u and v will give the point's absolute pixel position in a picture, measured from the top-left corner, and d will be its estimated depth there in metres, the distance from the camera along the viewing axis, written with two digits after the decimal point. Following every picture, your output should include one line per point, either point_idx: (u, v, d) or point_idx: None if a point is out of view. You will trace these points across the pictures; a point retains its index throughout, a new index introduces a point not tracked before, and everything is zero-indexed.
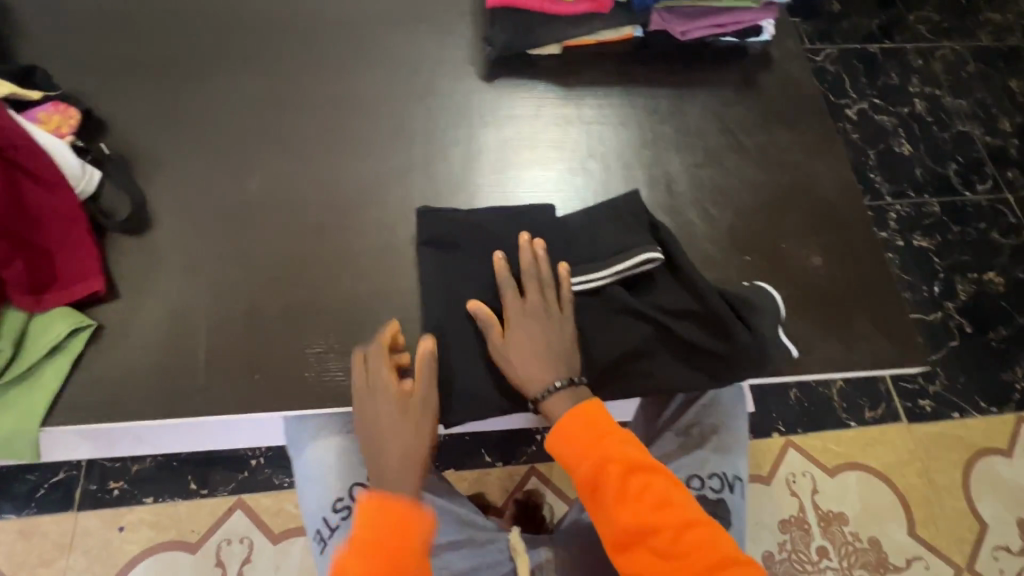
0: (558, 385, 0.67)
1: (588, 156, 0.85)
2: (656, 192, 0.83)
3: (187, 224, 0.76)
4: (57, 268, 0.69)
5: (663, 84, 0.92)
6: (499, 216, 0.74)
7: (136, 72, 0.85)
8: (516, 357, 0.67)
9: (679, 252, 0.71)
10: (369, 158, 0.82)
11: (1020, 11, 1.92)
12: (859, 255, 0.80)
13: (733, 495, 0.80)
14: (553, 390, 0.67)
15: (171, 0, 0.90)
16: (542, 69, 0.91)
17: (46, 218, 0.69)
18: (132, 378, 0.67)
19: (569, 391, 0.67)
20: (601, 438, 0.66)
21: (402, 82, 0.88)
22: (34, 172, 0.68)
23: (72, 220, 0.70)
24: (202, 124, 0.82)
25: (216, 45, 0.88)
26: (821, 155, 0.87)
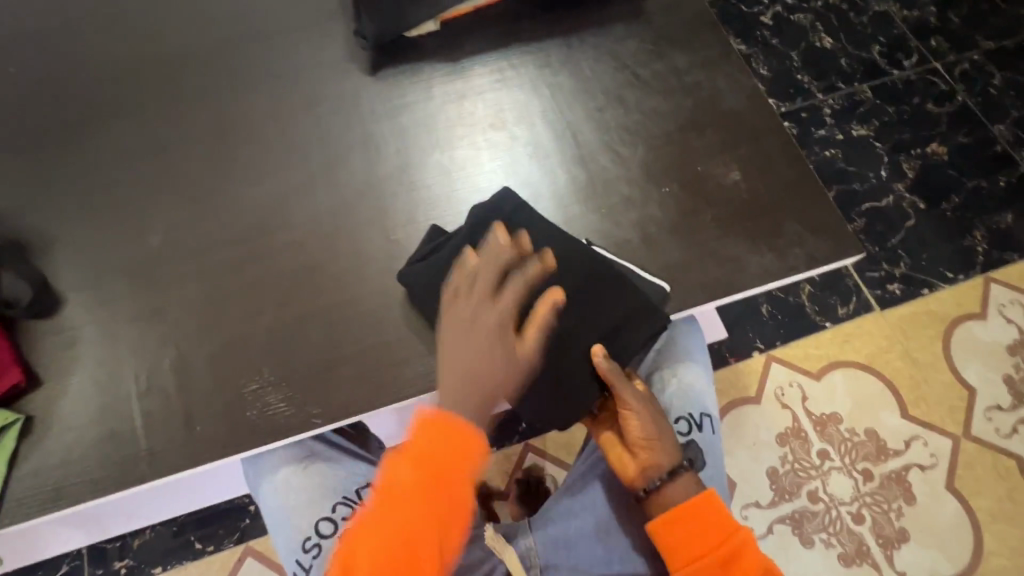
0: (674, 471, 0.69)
1: (489, 127, 0.83)
2: (564, 146, 0.81)
3: (96, 293, 0.73)
4: None
5: (550, 35, 0.89)
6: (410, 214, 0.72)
7: (10, 151, 0.82)
8: (645, 457, 0.70)
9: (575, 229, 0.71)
10: (268, 181, 0.79)
11: None
12: (777, 159, 0.79)
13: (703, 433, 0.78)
14: (669, 477, 0.69)
15: (29, 68, 0.86)
16: (425, 49, 0.88)
17: None
18: (75, 460, 0.66)
19: (687, 477, 0.69)
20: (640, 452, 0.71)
21: (285, 96, 0.85)
22: None
23: None
24: (88, 188, 0.79)
25: (86, 103, 0.84)
26: (721, 69, 0.86)
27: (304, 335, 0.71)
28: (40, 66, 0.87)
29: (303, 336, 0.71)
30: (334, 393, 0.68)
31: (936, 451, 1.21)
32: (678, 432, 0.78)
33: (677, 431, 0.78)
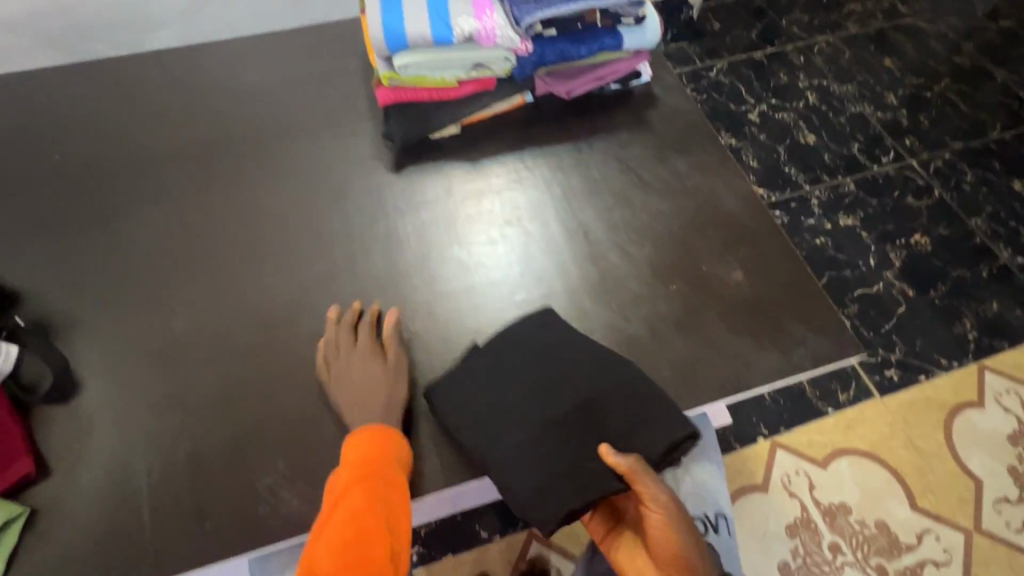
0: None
1: (504, 223, 0.88)
2: (576, 243, 0.86)
3: (115, 379, 0.74)
4: None
5: (562, 140, 0.97)
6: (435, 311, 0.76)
7: (46, 235, 0.85)
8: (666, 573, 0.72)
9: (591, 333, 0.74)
10: (292, 271, 0.83)
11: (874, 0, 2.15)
12: (777, 261, 0.84)
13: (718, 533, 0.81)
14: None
15: (72, 158, 0.92)
16: (447, 149, 0.95)
17: None
18: (76, 558, 0.64)
19: None
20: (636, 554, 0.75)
21: (314, 189, 0.90)
22: None
23: None
24: (118, 273, 0.82)
25: (123, 192, 0.89)
26: (720, 174, 0.93)
27: (321, 427, 0.71)
28: (83, 156, 0.92)
29: (320, 428, 0.71)
30: None
31: (948, 546, 1.18)
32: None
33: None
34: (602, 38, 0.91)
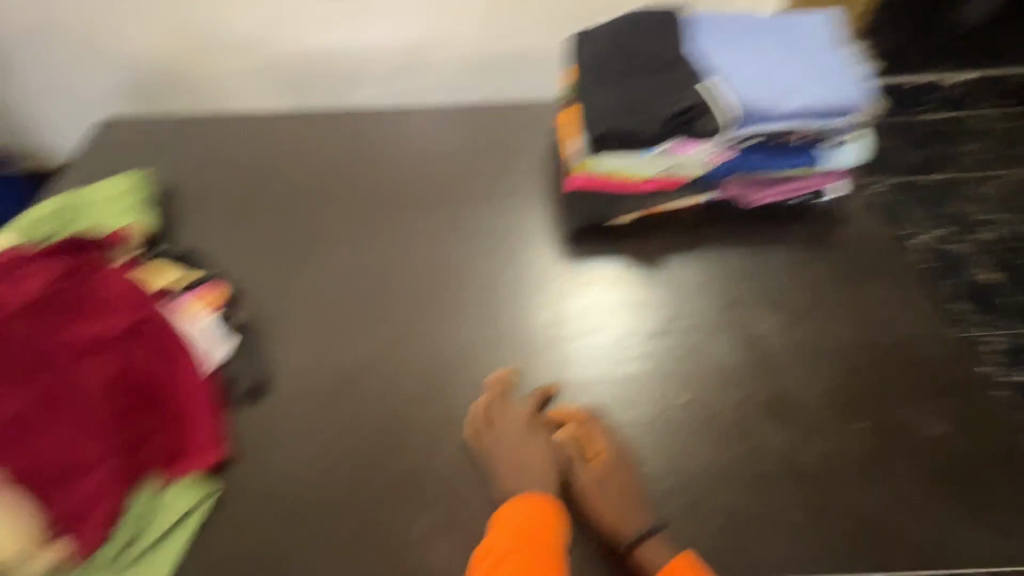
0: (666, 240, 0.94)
1: (673, 316, 0.87)
2: (749, 352, 0.83)
3: (302, 393, 0.82)
4: (178, 441, 0.74)
5: (739, 243, 0.96)
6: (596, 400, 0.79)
7: (265, 252, 0.98)
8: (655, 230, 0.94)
9: (757, 460, 0.74)
10: (463, 324, 0.88)
11: None
12: (981, 418, 0.77)
13: None
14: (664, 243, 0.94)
15: (296, 189, 1.07)
16: (622, 235, 0.98)
17: (171, 391, 0.75)
18: (252, 553, 0.71)
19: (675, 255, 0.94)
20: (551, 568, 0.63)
21: (493, 252, 0.97)
22: (168, 348, 0.76)
23: (193, 392, 0.76)
24: (316, 297, 0.92)
25: (331, 226, 1.01)
26: (918, 310, 0.87)
27: (475, 486, 0.73)
28: (305, 188, 1.07)
29: (475, 487, 0.73)
30: None
31: None
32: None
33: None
34: (796, 156, 0.92)
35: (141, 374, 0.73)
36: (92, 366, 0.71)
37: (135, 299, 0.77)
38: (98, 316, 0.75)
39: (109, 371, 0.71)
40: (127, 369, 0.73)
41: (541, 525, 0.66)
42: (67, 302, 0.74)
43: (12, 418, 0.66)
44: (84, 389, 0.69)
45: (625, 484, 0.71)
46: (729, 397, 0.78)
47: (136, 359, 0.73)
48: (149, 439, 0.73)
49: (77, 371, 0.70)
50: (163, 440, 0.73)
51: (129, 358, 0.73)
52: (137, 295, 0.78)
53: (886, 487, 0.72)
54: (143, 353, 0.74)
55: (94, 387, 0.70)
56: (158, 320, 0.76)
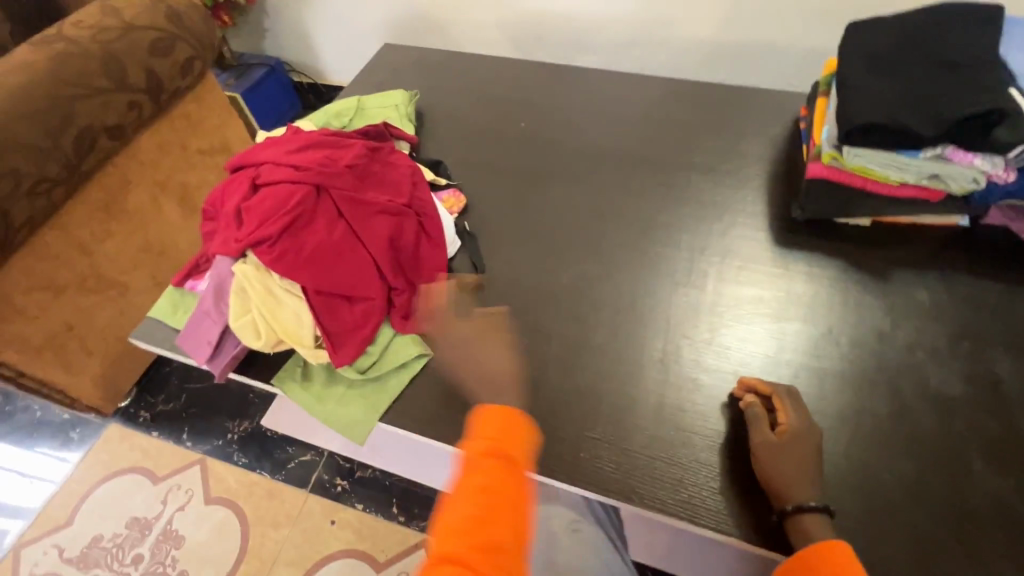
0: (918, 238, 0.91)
1: (893, 331, 0.82)
2: (979, 389, 0.75)
3: (509, 296, 0.93)
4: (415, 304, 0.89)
5: (993, 276, 0.85)
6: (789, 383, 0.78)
7: (495, 172, 1.11)
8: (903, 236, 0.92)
9: (968, 497, 0.68)
10: (664, 278, 0.92)
11: None
12: None
13: None
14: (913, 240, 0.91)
15: (529, 126, 1.18)
16: (848, 237, 0.93)
17: (421, 264, 0.91)
18: (446, 407, 0.82)
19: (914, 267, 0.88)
20: (524, 481, 0.55)
21: (704, 222, 0.99)
22: (427, 230, 0.92)
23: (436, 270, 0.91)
24: (533, 221, 1.02)
25: (554, 164, 1.10)
26: None
27: (651, 420, 0.78)
28: (538, 126, 1.17)
29: (651, 420, 0.78)
30: (657, 484, 0.73)
31: None
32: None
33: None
34: None
35: (401, 240, 0.88)
36: (372, 223, 0.87)
37: (405, 183, 0.93)
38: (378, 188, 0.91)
39: (382, 231, 0.87)
40: (394, 233, 0.88)
41: (513, 438, 0.57)
42: (359, 172, 0.92)
43: (315, 246, 0.84)
44: (365, 239, 0.86)
45: (804, 458, 0.66)
46: (944, 426, 0.73)
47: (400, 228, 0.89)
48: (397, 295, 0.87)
49: (361, 224, 0.86)
50: (406, 300, 0.88)
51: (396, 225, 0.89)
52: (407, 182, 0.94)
53: None
54: (405, 225, 0.90)
55: (372, 239, 0.86)
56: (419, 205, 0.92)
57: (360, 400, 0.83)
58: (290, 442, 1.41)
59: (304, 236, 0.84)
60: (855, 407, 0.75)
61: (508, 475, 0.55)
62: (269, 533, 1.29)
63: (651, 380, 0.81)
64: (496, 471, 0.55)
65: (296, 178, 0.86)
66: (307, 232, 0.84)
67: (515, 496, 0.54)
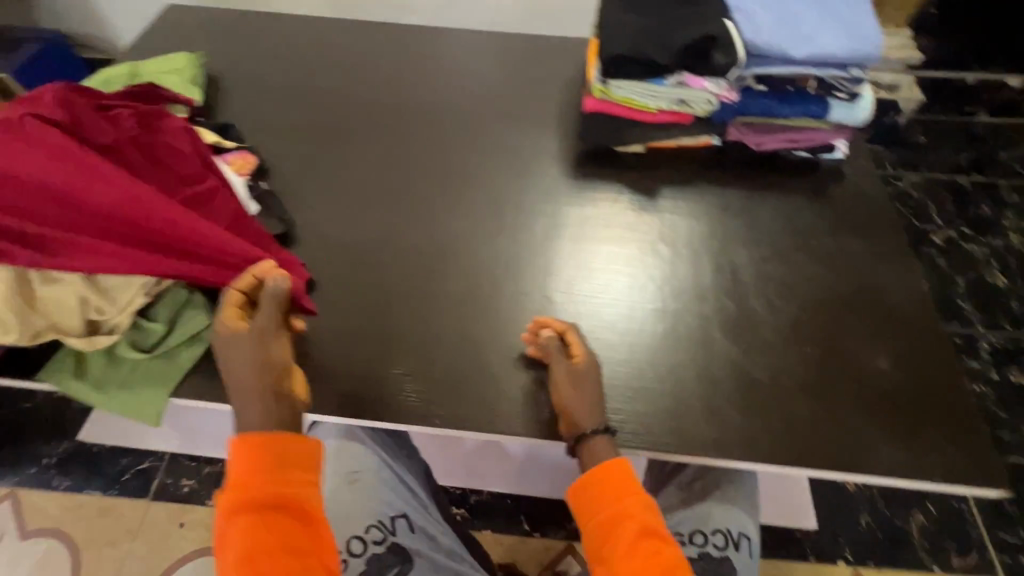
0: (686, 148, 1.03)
1: (659, 241, 0.94)
2: (722, 278, 0.90)
3: (314, 253, 0.92)
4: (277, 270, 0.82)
5: (736, 184, 1.00)
6: (574, 298, 0.88)
7: (296, 132, 1.06)
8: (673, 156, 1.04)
9: (710, 366, 0.81)
10: (467, 218, 0.96)
11: None
12: (929, 364, 0.82)
13: (739, 553, 0.84)
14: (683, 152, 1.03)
15: (331, 83, 1.14)
16: (627, 163, 1.04)
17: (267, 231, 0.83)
18: None
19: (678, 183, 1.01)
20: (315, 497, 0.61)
21: (504, 162, 1.04)
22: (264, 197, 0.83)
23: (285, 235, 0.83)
24: (336, 177, 1.01)
25: (358, 120, 1.08)
26: (890, 265, 0.91)
27: (453, 347, 0.82)
28: (340, 83, 1.14)
29: (453, 348, 0.82)
30: (458, 404, 0.78)
31: None
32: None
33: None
34: (810, 104, 0.94)
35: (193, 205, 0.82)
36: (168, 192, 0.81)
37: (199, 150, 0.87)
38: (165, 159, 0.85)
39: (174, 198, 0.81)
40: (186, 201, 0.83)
41: (258, 467, 0.59)
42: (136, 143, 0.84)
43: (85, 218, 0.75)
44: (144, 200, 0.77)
45: (586, 394, 0.73)
46: (693, 313, 0.86)
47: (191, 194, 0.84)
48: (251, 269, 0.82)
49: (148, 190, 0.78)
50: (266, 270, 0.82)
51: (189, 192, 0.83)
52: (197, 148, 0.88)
53: (824, 406, 0.78)
54: (198, 189, 0.84)
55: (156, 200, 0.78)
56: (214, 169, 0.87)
57: (150, 378, 0.79)
58: (124, 453, 1.26)
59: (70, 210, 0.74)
60: (626, 310, 0.87)
61: (310, 509, 0.60)
62: (104, 552, 1.16)
63: (454, 313, 0.86)
64: (245, 519, 0.57)
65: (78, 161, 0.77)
66: (72, 209, 0.75)
67: (307, 518, 0.60)
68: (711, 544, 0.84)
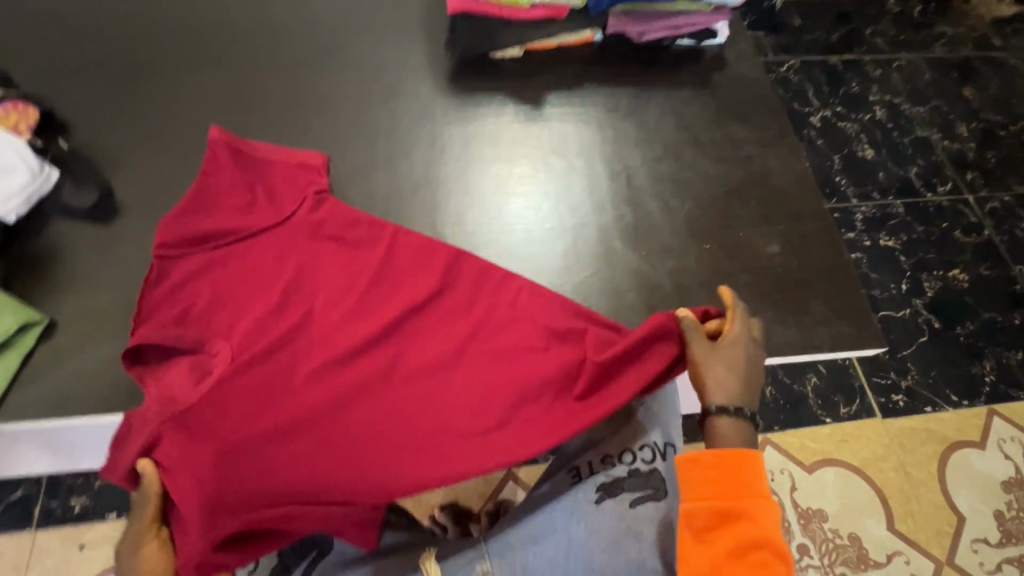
0: (561, 47, 0.95)
1: (550, 153, 0.87)
2: (617, 185, 0.86)
3: (149, 220, 0.76)
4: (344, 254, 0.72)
5: (622, 82, 0.94)
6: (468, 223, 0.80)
7: (96, 72, 0.85)
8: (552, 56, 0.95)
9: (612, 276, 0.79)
10: (332, 155, 0.84)
11: (987, 9, 1.82)
12: (813, 242, 0.84)
13: (668, 465, 0.70)
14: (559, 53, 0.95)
15: (129, 4, 0.90)
16: (506, 70, 0.93)
17: (324, 219, 0.73)
18: (85, 373, 0.67)
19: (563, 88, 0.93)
20: None
21: (366, 84, 0.90)
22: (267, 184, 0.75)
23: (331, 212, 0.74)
24: (162, 125, 0.82)
25: (177, 49, 0.88)
26: (776, 149, 0.91)
27: None
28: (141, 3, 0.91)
29: None
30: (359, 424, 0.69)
31: (917, 571, 1.14)
32: (638, 459, 0.70)
33: (639, 458, 0.70)
34: None
35: (419, 287, 0.70)
36: (379, 273, 0.70)
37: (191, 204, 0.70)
38: (178, 263, 0.69)
39: (458, 298, 0.70)
40: (373, 284, 0.70)
41: None
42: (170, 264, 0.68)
43: (465, 376, 0.66)
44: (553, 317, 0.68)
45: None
46: (591, 227, 0.82)
47: (393, 278, 0.71)
48: (323, 256, 0.71)
49: (318, 281, 0.69)
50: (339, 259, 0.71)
51: (380, 281, 0.70)
52: (217, 193, 0.72)
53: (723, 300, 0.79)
54: (425, 260, 0.72)
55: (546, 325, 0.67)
56: (308, 217, 0.73)
57: None
58: None
59: (433, 374, 0.66)
60: (522, 233, 0.81)
61: None
62: None
63: None
64: None
65: (253, 212, 0.72)
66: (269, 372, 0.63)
67: None
68: (638, 461, 0.70)
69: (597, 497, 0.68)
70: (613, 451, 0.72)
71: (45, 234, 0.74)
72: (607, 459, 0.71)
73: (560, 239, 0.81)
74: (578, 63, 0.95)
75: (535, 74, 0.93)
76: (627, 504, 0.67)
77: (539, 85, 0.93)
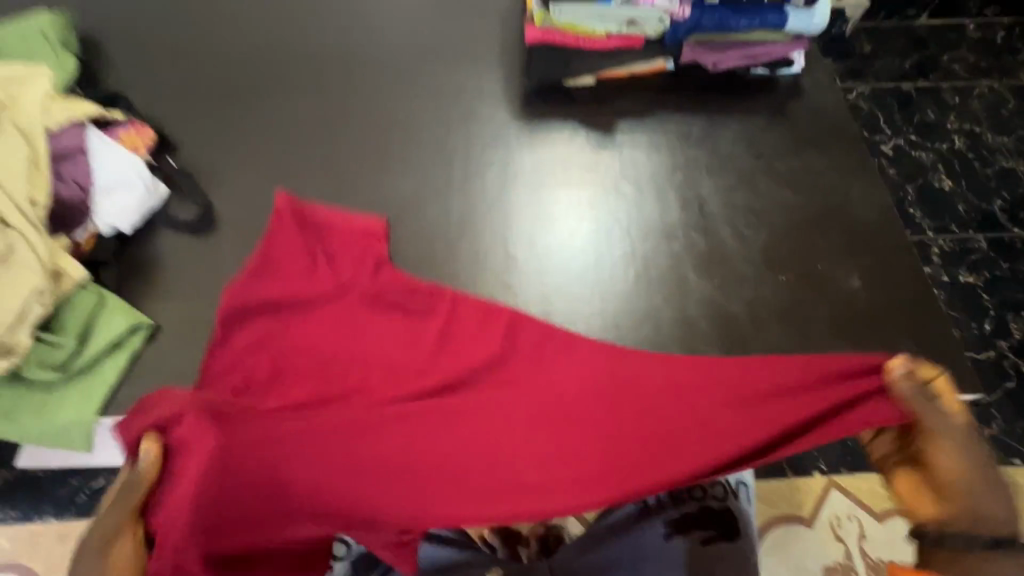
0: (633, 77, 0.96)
1: (620, 180, 0.88)
2: (689, 213, 0.85)
3: (244, 234, 0.81)
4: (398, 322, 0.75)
5: (694, 111, 0.94)
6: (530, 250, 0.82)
7: (203, 97, 0.92)
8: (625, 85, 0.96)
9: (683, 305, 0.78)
10: (410, 177, 0.87)
11: None
12: (897, 277, 0.81)
13: (739, 503, 0.69)
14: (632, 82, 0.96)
15: (233, 35, 0.98)
16: (578, 98, 0.95)
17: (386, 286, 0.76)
18: (183, 375, 0.72)
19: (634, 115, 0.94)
20: None
21: (443, 110, 0.93)
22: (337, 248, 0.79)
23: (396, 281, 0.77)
24: (257, 146, 0.89)
25: (274, 75, 0.95)
26: (855, 180, 0.89)
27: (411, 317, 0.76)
28: (243, 34, 0.99)
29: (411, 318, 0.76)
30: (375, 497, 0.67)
31: None
32: (710, 496, 0.68)
33: (711, 495, 0.68)
34: (766, 13, 0.88)
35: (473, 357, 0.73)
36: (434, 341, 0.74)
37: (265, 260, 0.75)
38: (240, 329, 0.73)
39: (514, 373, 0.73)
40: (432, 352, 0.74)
41: None
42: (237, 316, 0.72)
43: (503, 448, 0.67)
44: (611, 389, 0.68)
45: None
46: (662, 254, 0.82)
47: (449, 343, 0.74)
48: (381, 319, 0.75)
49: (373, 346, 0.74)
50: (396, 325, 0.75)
51: (444, 344, 0.74)
52: (282, 256, 0.76)
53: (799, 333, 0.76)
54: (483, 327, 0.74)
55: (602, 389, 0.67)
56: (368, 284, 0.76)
57: (67, 399, 0.69)
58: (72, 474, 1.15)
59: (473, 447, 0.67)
60: (592, 258, 0.81)
61: None
62: None
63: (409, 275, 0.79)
64: None
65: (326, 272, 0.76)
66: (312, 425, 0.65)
67: None
68: (710, 497, 0.68)
69: (667, 532, 0.66)
70: (684, 485, 0.69)
71: (153, 243, 0.80)
72: (678, 493, 0.68)
73: (630, 265, 0.81)
74: (650, 91, 0.96)
75: (607, 101, 0.95)
76: (698, 542, 0.66)
77: (611, 112, 0.94)
